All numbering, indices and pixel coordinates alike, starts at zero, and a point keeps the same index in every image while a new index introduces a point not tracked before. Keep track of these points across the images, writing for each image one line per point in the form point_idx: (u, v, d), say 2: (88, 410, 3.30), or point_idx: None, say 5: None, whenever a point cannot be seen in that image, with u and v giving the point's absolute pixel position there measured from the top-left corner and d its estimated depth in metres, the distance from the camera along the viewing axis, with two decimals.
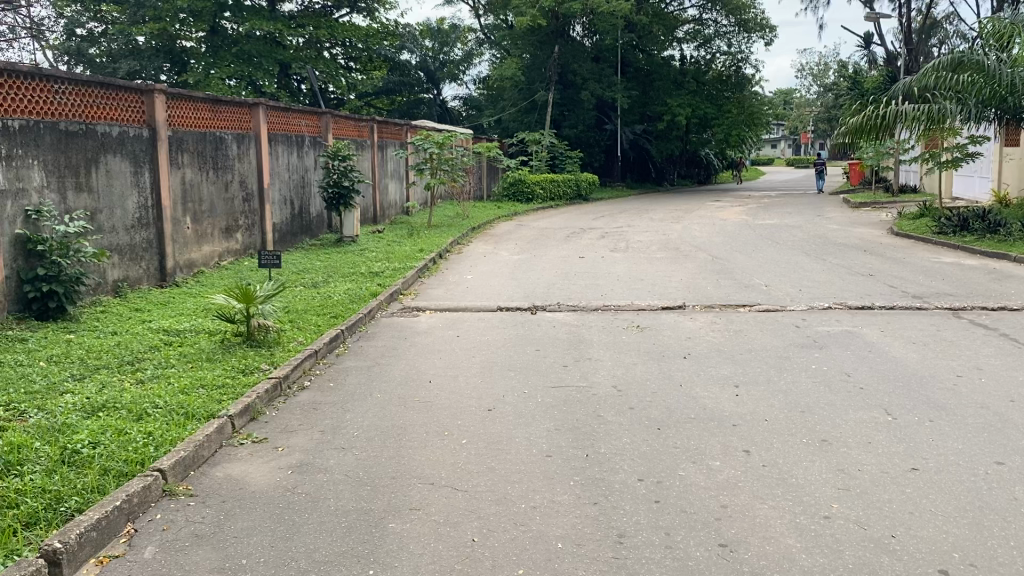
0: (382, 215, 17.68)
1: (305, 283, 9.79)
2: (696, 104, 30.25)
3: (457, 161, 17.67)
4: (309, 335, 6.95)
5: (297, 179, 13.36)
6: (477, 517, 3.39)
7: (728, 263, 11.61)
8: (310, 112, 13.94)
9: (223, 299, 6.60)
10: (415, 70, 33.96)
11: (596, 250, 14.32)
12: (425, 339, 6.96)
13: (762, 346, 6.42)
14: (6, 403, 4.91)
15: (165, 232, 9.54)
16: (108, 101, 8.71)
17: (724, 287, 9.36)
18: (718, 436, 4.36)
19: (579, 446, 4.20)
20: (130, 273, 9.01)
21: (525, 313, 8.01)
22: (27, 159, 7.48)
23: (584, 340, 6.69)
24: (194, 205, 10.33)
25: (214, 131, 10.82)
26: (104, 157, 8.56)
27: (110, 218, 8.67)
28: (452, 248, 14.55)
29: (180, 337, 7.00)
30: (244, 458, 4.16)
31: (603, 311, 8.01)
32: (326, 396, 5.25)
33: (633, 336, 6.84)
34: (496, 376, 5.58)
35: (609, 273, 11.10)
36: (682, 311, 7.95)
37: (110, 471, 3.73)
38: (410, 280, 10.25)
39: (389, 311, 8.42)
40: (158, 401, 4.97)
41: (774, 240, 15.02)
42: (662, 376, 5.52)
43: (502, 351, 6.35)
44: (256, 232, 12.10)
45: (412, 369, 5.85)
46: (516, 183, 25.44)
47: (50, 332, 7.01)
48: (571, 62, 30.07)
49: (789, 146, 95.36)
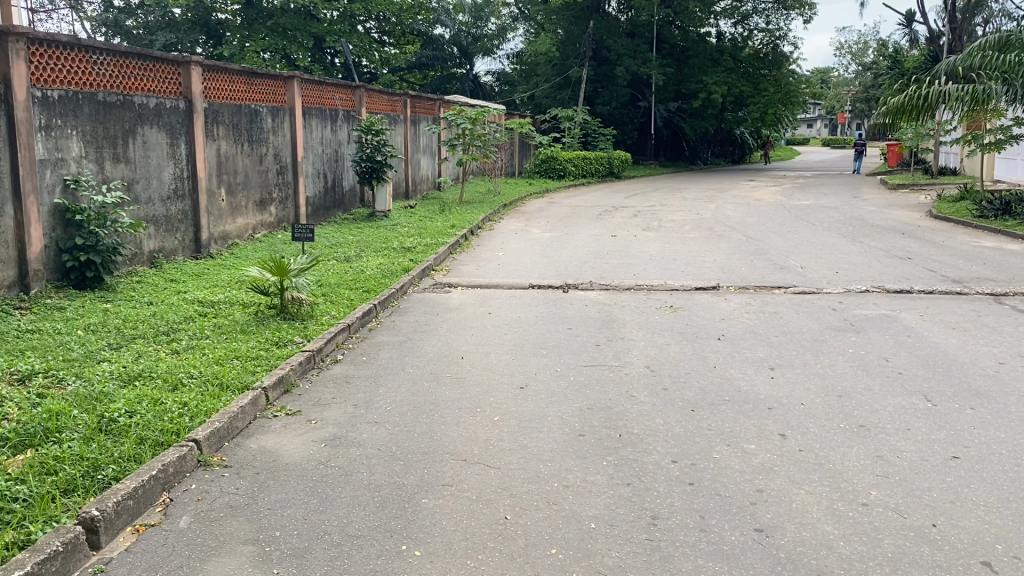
0: (414, 190, 17.67)
1: (338, 257, 9.82)
2: (732, 82, 29.81)
3: (489, 136, 17.59)
4: (342, 309, 6.98)
5: (330, 152, 13.37)
6: (510, 494, 3.38)
7: (763, 244, 11.46)
8: (344, 86, 13.93)
9: (257, 272, 6.63)
10: (449, 45, 33.65)
11: (629, 228, 14.21)
12: (456, 315, 6.94)
13: (798, 328, 6.32)
14: (45, 370, 4.99)
15: (200, 203, 9.60)
16: (145, 73, 8.74)
17: (759, 268, 9.24)
18: (754, 419, 4.31)
19: (612, 426, 4.16)
20: (166, 244, 9.08)
21: (557, 291, 7.96)
22: (66, 129, 7.53)
23: (616, 319, 6.64)
24: (229, 176, 10.38)
25: (249, 104, 10.84)
26: (142, 128, 8.61)
27: (146, 188, 8.73)
28: (483, 225, 14.51)
29: (214, 308, 7.05)
30: (278, 430, 4.18)
31: (635, 290, 7.94)
32: (360, 370, 5.26)
33: (666, 316, 6.78)
34: (529, 354, 5.55)
35: (642, 252, 11.01)
36: (716, 291, 7.87)
37: (147, 441, 3.77)
38: (441, 256, 10.24)
39: (421, 287, 8.41)
40: (192, 372, 5.01)
41: (809, 221, 14.80)
42: (696, 357, 5.46)
43: (534, 328, 6.32)
44: (290, 206, 12.15)
45: (445, 345, 5.84)
46: (548, 159, 25.31)
47: (87, 301, 7.10)
48: (606, 37, 29.80)
49: (826, 126, 93.77)
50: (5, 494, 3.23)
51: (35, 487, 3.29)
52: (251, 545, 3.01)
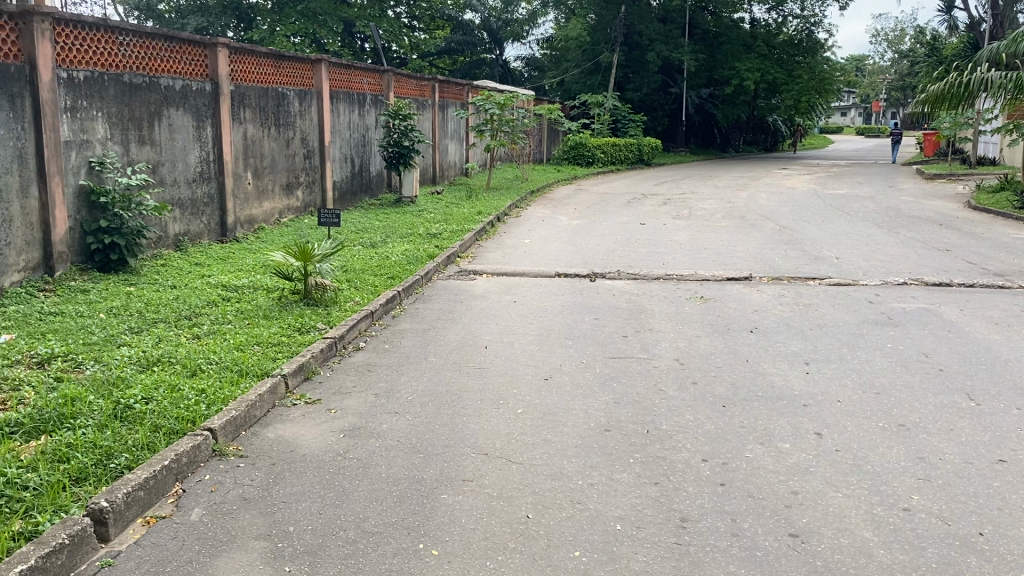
0: (441, 175, 17.54)
1: (364, 243, 9.73)
2: (766, 68, 29.34)
3: (518, 122, 17.41)
4: (366, 295, 6.87)
5: (358, 137, 13.28)
6: (532, 492, 3.25)
7: (796, 234, 11.20)
8: (372, 70, 13.82)
9: (281, 257, 6.54)
10: (479, 30, 33.42)
11: (658, 216, 13.99)
12: (481, 303, 6.81)
13: (833, 321, 6.12)
14: (65, 354, 4.94)
15: (226, 186, 9.54)
16: (171, 55, 8.67)
17: (792, 259, 9.01)
18: (788, 416, 4.14)
19: (639, 421, 4.01)
20: (191, 227, 9.04)
21: (584, 280, 7.81)
22: (92, 111, 7.48)
23: (645, 309, 6.48)
24: (255, 160, 10.32)
25: (276, 87, 10.76)
26: (167, 110, 8.55)
27: (172, 171, 8.69)
28: (510, 211, 14.36)
29: (238, 293, 6.98)
30: (296, 419, 4.08)
31: (665, 280, 7.76)
32: (381, 358, 5.14)
33: (696, 307, 6.60)
34: (555, 345, 5.41)
35: (672, 240, 10.80)
36: (748, 282, 7.67)
37: (161, 429, 3.68)
38: (467, 243, 10.11)
39: (446, 274, 8.29)
40: (212, 358, 4.93)
41: (843, 211, 14.48)
42: (727, 351, 5.29)
43: (561, 318, 6.17)
44: (317, 190, 12.08)
45: (468, 334, 5.71)
46: (577, 146, 25.08)
47: (111, 284, 7.07)
48: (638, 22, 29.43)
49: (860, 114, 92.27)
50: (15, 482, 3.15)
51: (45, 476, 3.22)
52: (263, 541, 2.90)
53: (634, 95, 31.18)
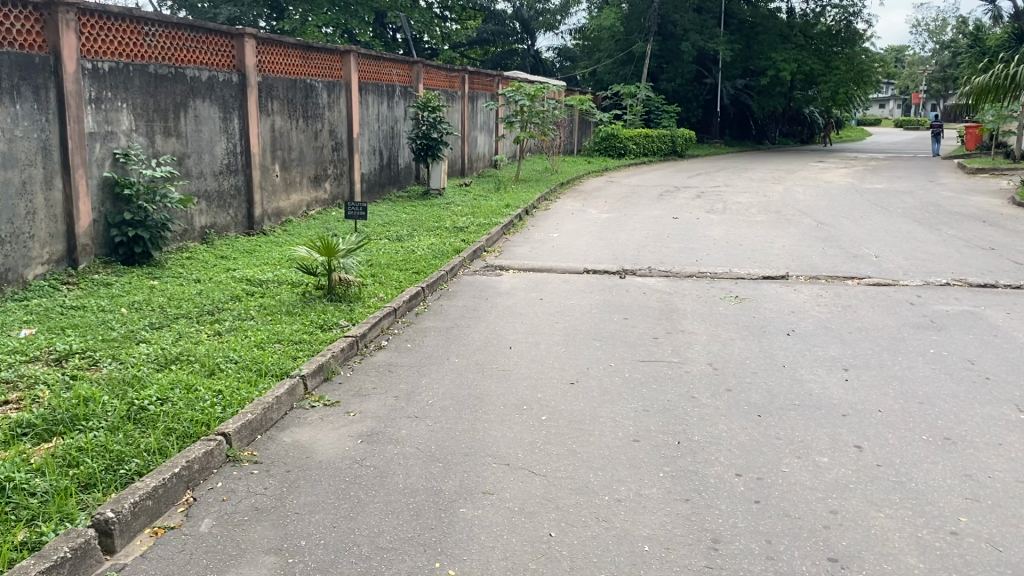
0: (470, 168, 17.40)
1: (390, 236, 9.63)
2: (802, 59, 28.83)
3: (548, 113, 17.21)
4: (390, 292, 6.75)
5: (386, 129, 13.17)
6: (555, 507, 3.09)
7: (834, 230, 10.92)
8: (402, 61, 13.70)
9: (305, 251, 6.43)
10: (511, 20, 33.19)
11: (691, 210, 13.75)
12: (508, 300, 6.66)
13: (873, 324, 5.89)
14: (84, 350, 4.87)
15: (253, 178, 9.47)
16: (198, 45, 8.60)
17: (830, 257, 8.76)
18: (826, 428, 3.95)
19: (670, 432, 3.85)
20: (218, 220, 8.98)
21: (614, 277, 7.63)
22: (116, 102, 7.43)
23: (676, 309, 6.30)
24: (283, 152, 10.24)
25: (305, 79, 10.67)
26: (193, 102, 8.49)
27: (198, 163, 8.62)
28: (540, 204, 14.18)
29: (262, 287, 6.89)
30: (314, 422, 3.95)
31: (698, 278, 7.56)
32: (404, 357, 5.01)
33: (730, 307, 6.40)
34: (583, 346, 5.24)
35: (705, 236, 10.58)
36: (784, 281, 7.45)
37: (175, 432, 3.58)
38: (494, 237, 9.96)
39: (472, 270, 8.14)
40: (231, 356, 4.83)
41: (882, 206, 14.12)
42: (762, 356, 5.09)
43: (589, 317, 6.01)
44: (345, 182, 11.99)
45: (493, 333, 5.57)
46: (608, 137, 24.83)
47: (135, 277, 7.02)
48: (672, 12, 29.06)
49: (898, 106, 90.62)
50: (22, 487, 3.05)
51: (52, 481, 3.12)
52: (273, 556, 2.78)
53: (668, 86, 30.81)
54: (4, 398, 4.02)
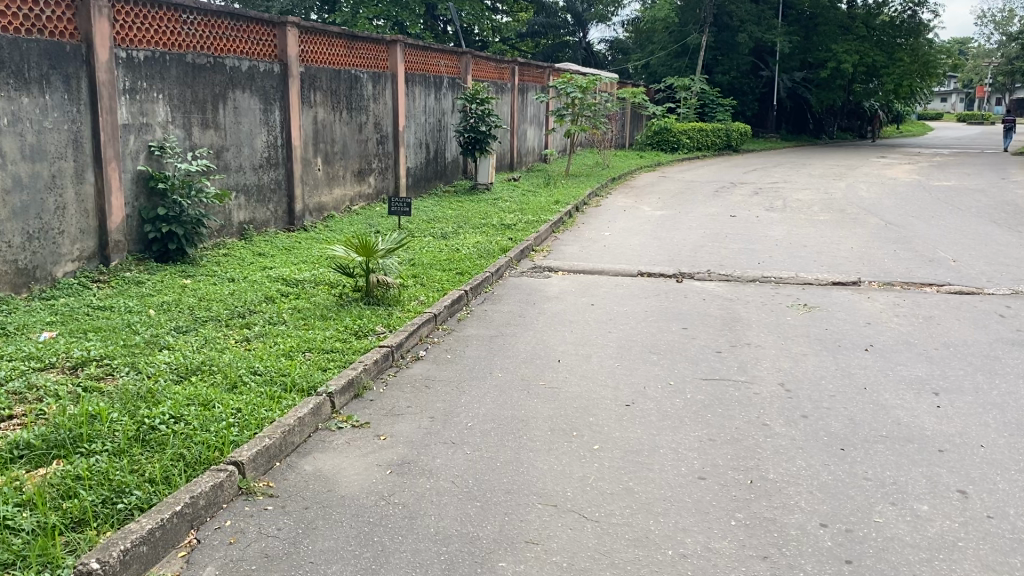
0: (519, 162, 16.97)
1: (434, 234, 9.25)
2: (865, 50, 27.80)
3: (600, 106, 16.68)
4: (432, 294, 6.35)
5: (433, 122, 12.79)
6: (610, 563, 2.65)
7: (904, 231, 10.25)
8: (449, 52, 13.29)
9: (342, 250, 6.06)
10: (563, 12, 32.71)
11: (749, 208, 13.12)
12: (556, 305, 6.22)
13: (962, 339, 5.31)
14: (102, 356, 4.54)
15: (294, 172, 9.16)
16: (238, 34, 8.29)
17: (902, 261, 8.14)
18: (922, 467, 3.43)
19: (740, 468, 3.38)
20: (257, 215, 8.68)
21: (670, 281, 7.13)
22: (152, 92, 7.14)
23: (740, 319, 5.79)
24: (326, 145, 9.92)
25: (349, 69, 10.32)
26: (232, 93, 8.19)
27: (237, 156, 8.33)
28: (590, 201, 13.69)
29: (297, 288, 6.54)
30: (339, 447, 3.56)
31: (761, 282, 7.03)
32: (443, 370, 4.60)
33: (798, 318, 5.87)
34: (639, 360, 4.77)
35: (766, 236, 10.00)
36: (856, 288, 6.88)
37: (184, 459, 3.21)
38: (543, 235, 9.52)
39: (519, 270, 7.71)
40: (256, 367, 4.46)
41: (954, 205, 13.34)
42: (841, 376, 4.57)
43: (645, 327, 5.53)
44: (390, 176, 11.64)
45: (540, 343, 5.13)
46: (661, 131, 24.20)
47: (168, 275, 6.73)
48: (728, 2, 28.28)
49: (962, 99, 87.71)
50: (6, 522, 2.68)
51: (41, 516, 2.75)
52: None
53: (723, 79, 30.01)
54: (8, 412, 3.70)
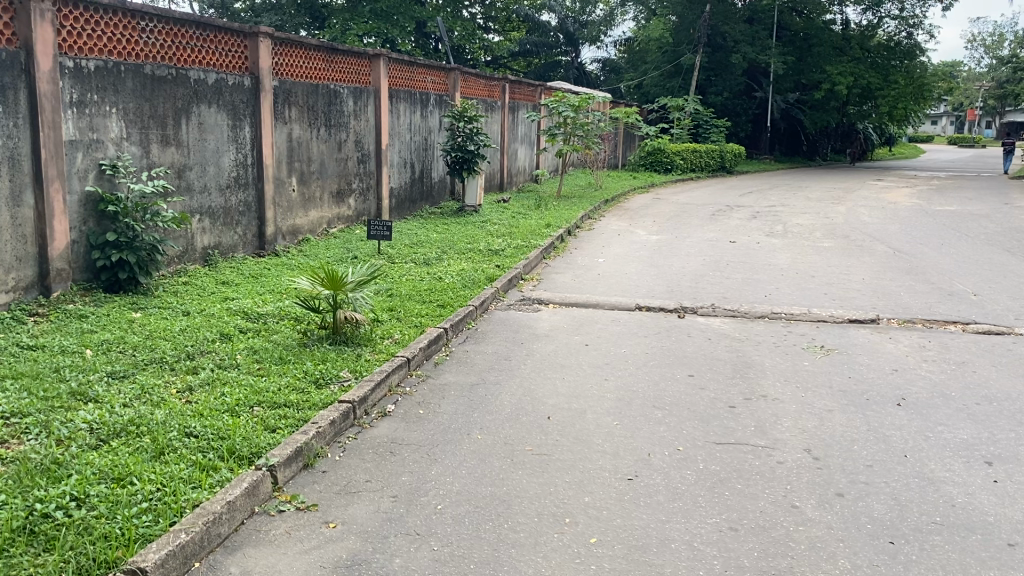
0: (509, 182, 16.40)
1: (416, 260, 8.61)
2: (859, 72, 27.41)
3: (593, 126, 16.14)
4: (407, 332, 5.70)
5: (419, 140, 12.19)
6: None
7: (915, 260, 9.69)
8: (437, 68, 12.71)
9: (306, 283, 5.40)
10: (555, 31, 32.46)
11: (749, 232, 12.54)
12: (546, 345, 5.57)
13: (1005, 392, 4.69)
14: (13, 413, 3.87)
15: (265, 193, 8.52)
16: (204, 45, 7.67)
17: (919, 294, 7.56)
18: (992, 569, 2.79)
19: (771, 571, 2.74)
20: (223, 239, 8.03)
21: (671, 317, 6.50)
22: (104, 106, 6.51)
23: (752, 364, 5.17)
24: (302, 164, 9.28)
25: (328, 84, 9.72)
26: (196, 107, 7.56)
27: (201, 175, 7.69)
28: (583, 223, 13.09)
29: (258, 324, 5.89)
30: (276, 540, 2.93)
31: (771, 319, 6.41)
32: (412, 430, 3.95)
33: (818, 364, 5.25)
34: (641, 418, 4.13)
35: (770, 264, 9.42)
36: (876, 327, 6.27)
37: (74, 563, 2.55)
38: (532, 262, 8.89)
39: (506, 302, 7.06)
40: (193, 427, 3.80)
41: (960, 232, 12.82)
42: (875, 441, 3.94)
43: (647, 373, 4.90)
44: (372, 197, 11.01)
45: (527, 394, 4.48)
46: (654, 151, 23.69)
47: (116, 308, 6.07)
48: (723, 23, 28.12)
49: (952, 123, 88.01)
50: None
51: None
52: None
53: (716, 99, 29.58)
54: None
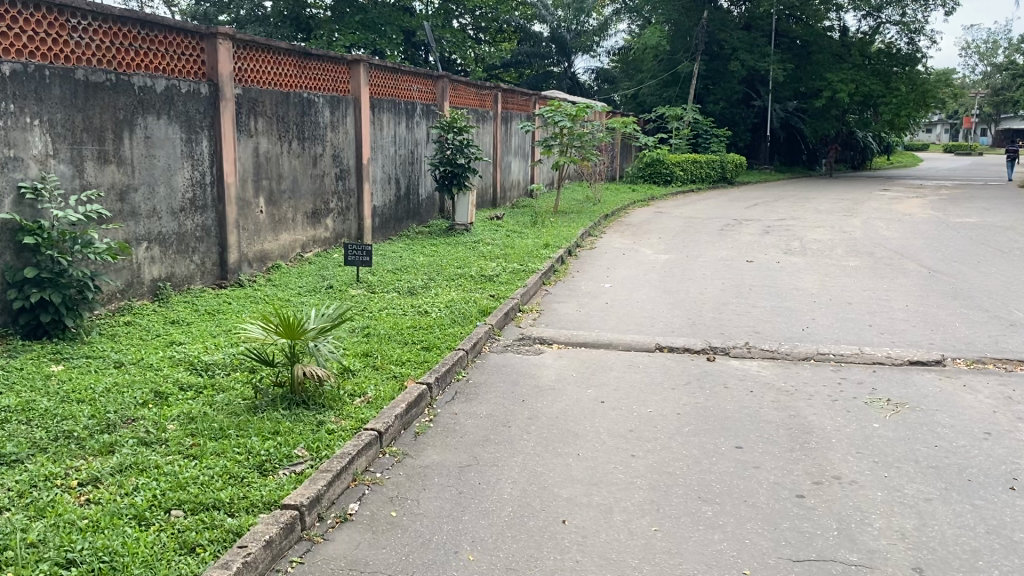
0: (502, 198, 15.41)
1: (399, 289, 7.58)
2: (860, 79, 26.46)
3: (591, 136, 15.16)
4: (382, 387, 4.69)
5: (404, 154, 11.18)
6: None
7: (955, 281, 8.70)
8: (423, 75, 11.73)
9: (257, 330, 4.37)
10: (547, 42, 31.60)
11: (764, 250, 11.57)
12: (556, 402, 4.56)
13: None
14: None
15: (226, 215, 7.51)
16: (151, 47, 6.67)
17: (977, 325, 6.55)
18: None
19: None
20: (175, 270, 7.00)
21: (699, 360, 5.50)
22: (24, 117, 5.49)
23: (812, 430, 4.16)
24: (271, 181, 8.27)
25: (300, 92, 8.71)
26: (141, 118, 6.55)
27: (148, 197, 6.67)
28: (584, 241, 12.09)
29: (204, 380, 4.86)
30: None
31: (818, 363, 5.42)
32: (380, 548, 2.95)
33: (890, 426, 4.24)
34: (687, 521, 3.12)
35: (796, 288, 8.43)
36: (944, 372, 5.26)
37: None
38: (531, 290, 7.87)
39: (503, 341, 6.05)
40: (77, 549, 2.77)
41: (991, 246, 11.83)
42: (1004, 551, 2.93)
43: (684, 446, 3.89)
44: (353, 217, 9.99)
45: (533, 481, 3.47)
46: (653, 163, 22.74)
47: (33, 360, 5.01)
48: (719, 29, 27.30)
49: (948, 131, 87.58)
50: None
51: None
52: None
53: (714, 109, 28.69)
54: None
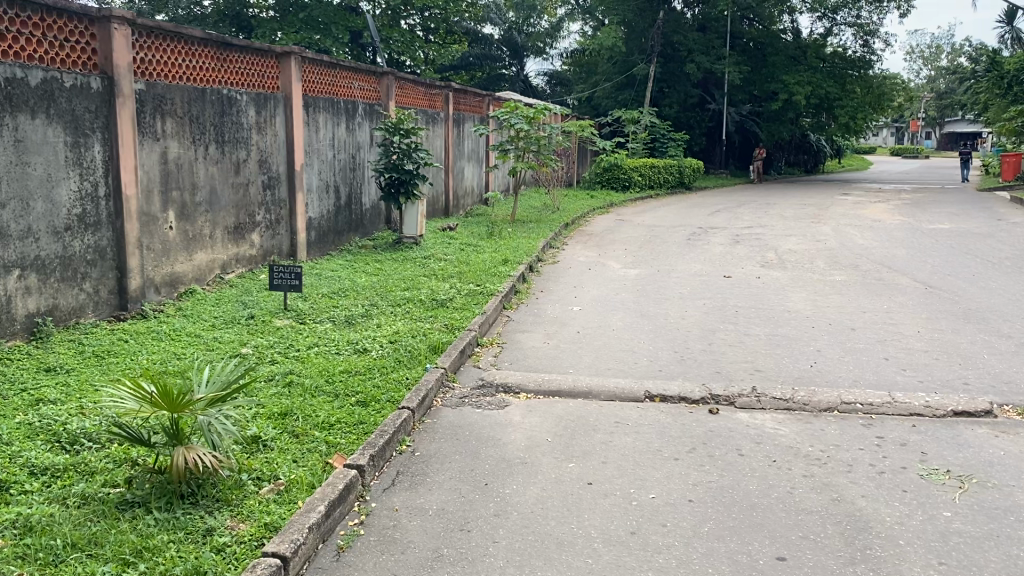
0: (455, 206, 14.31)
1: (335, 319, 6.44)
2: (817, 82, 25.86)
3: (549, 140, 14.15)
4: (298, 467, 3.55)
5: (345, 159, 10.04)
6: None
7: (959, 300, 7.84)
8: (365, 72, 10.60)
9: (124, 400, 3.20)
10: (499, 44, 30.73)
11: (740, 263, 10.65)
12: (530, 487, 3.47)
13: None
14: None
15: (125, 234, 6.30)
16: (24, 31, 5.45)
17: (1009, 358, 5.63)
18: None
19: None
20: (59, 300, 5.76)
21: (700, 414, 4.46)
22: None
23: (871, 526, 3.14)
24: (182, 192, 7.06)
25: (218, 89, 7.53)
26: (9, 116, 5.30)
27: (20, 214, 5.43)
28: (544, 255, 11.04)
29: (64, 459, 3.66)
30: None
31: (845, 416, 4.42)
32: None
33: (966, 514, 3.25)
34: None
35: (786, 310, 7.49)
36: (999, 427, 4.30)
37: None
38: (490, 317, 6.78)
39: (459, 388, 4.95)
40: None
41: (978, 257, 11.03)
42: None
43: (709, 561, 2.85)
44: (283, 231, 8.79)
45: None
46: (611, 168, 21.82)
47: None
48: (674, 32, 26.59)
49: (894, 134, 88.77)
50: None
51: None
52: None
53: (669, 112, 27.97)
54: None
